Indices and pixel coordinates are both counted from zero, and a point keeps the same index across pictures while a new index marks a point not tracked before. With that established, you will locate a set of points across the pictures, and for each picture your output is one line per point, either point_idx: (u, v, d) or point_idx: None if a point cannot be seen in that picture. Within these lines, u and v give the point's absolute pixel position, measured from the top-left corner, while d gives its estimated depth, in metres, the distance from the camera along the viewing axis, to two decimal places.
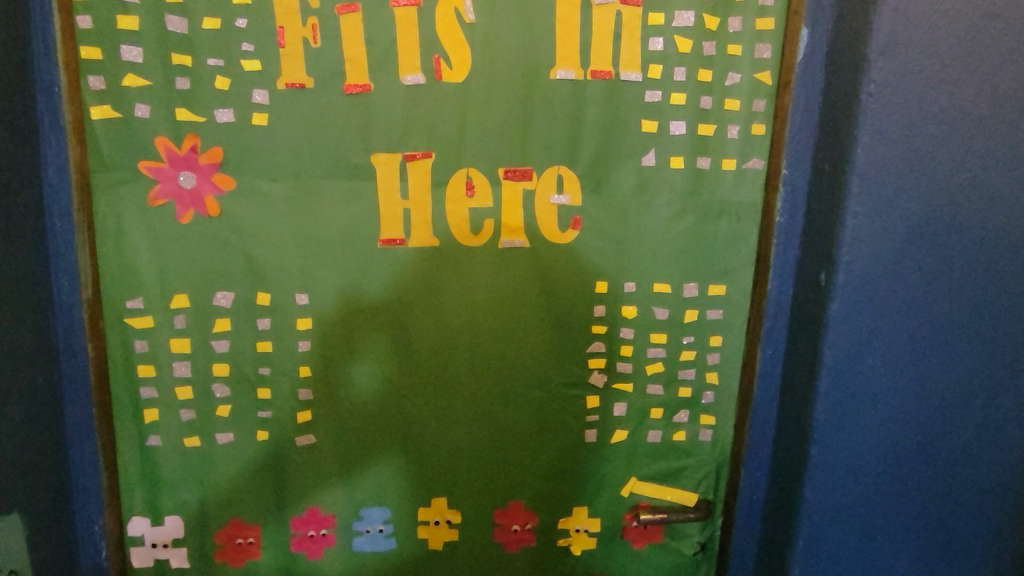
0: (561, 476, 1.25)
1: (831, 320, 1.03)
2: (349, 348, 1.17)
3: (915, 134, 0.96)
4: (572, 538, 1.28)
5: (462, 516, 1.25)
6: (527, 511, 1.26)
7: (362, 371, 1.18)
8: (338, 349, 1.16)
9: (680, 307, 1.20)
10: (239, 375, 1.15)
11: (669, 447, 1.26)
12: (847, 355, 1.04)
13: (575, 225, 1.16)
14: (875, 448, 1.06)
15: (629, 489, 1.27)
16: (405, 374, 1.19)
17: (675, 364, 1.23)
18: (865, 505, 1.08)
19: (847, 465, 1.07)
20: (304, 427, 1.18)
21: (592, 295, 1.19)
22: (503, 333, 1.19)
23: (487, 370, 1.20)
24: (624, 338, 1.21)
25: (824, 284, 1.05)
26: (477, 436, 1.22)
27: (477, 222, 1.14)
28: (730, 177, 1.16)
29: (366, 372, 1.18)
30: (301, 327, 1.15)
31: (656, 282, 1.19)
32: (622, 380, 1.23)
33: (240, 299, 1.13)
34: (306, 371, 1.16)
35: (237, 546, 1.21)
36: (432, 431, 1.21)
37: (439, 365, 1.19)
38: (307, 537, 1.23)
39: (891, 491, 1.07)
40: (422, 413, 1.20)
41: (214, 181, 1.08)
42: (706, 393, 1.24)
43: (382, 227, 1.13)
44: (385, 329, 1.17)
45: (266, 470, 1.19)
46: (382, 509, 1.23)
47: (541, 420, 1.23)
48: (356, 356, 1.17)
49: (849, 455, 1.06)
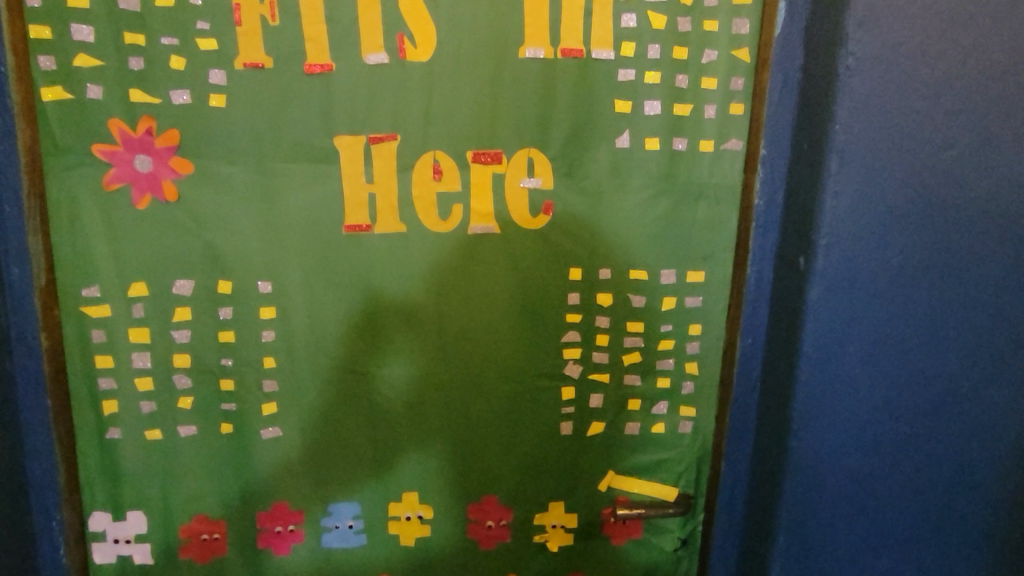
0: (536, 471, 1.22)
1: (811, 305, 1.00)
2: (381, 344, 1.15)
3: (898, 110, 0.92)
4: (549, 534, 1.24)
5: (434, 512, 1.22)
6: (502, 507, 1.23)
7: (390, 372, 1.16)
8: (369, 346, 1.15)
9: (658, 294, 1.16)
10: (201, 365, 1.12)
11: (648, 439, 1.22)
12: (826, 342, 1.00)
13: (547, 210, 1.12)
14: (858, 438, 1.02)
15: (607, 483, 1.23)
16: (424, 373, 1.16)
17: (653, 354, 1.19)
18: (847, 499, 1.04)
19: (828, 458, 1.03)
20: (269, 420, 1.15)
21: (566, 282, 1.15)
22: (480, 323, 1.15)
23: (470, 363, 1.17)
24: (600, 326, 1.17)
25: (803, 269, 1.01)
26: (456, 431, 1.19)
27: (445, 207, 1.11)
28: (708, 159, 1.12)
29: (393, 372, 1.16)
30: (265, 315, 1.12)
31: (633, 269, 1.15)
32: (598, 371, 1.19)
33: (200, 287, 1.09)
34: (271, 362, 1.14)
35: (201, 543, 1.18)
36: (414, 425, 1.18)
37: (451, 365, 1.16)
38: (275, 533, 1.20)
39: (875, 484, 1.03)
40: (402, 406, 1.17)
41: (171, 165, 1.04)
42: (686, 383, 1.20)
43: (347, 212, 1.09)
44: (412, 329, 1.15)
45: (231, 464, 1.16)
46: (352, 504, 1.20)
47: (519, 414, 1.19)
48: (386, 351, 1.15)
49: (830, 446, 1.03)
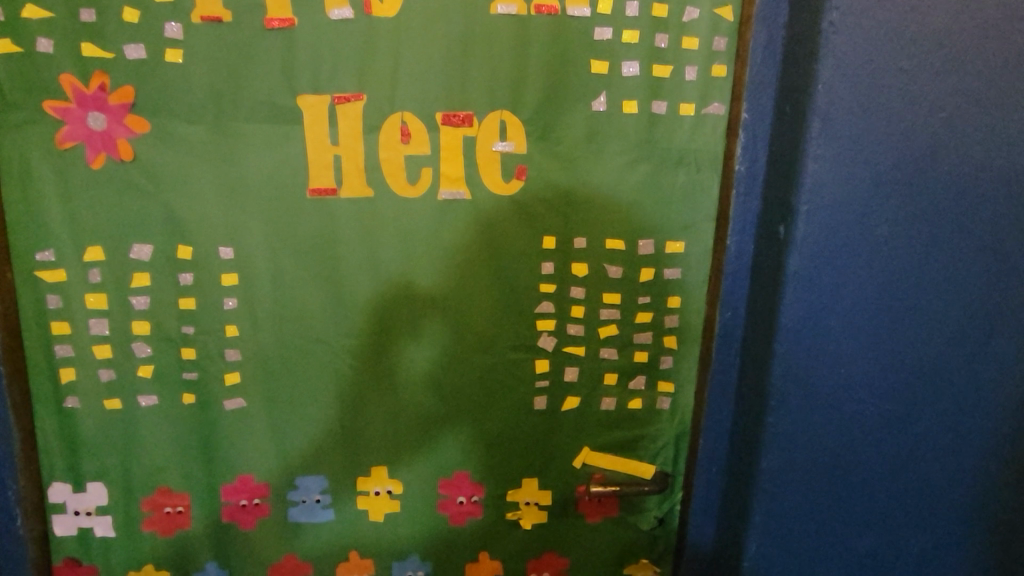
0: (509, 447, 1.18)
1: (790, 275, 0.95)
2: (412, 324, 1.12)
3: (886, 68, 0.87)
4: (522, 511, 1.21)
5: (403, 487, 1.19)
6: (474, 482, 1.19)
7: (412, 355, 1.13)
8: (395, 327, 1.12)
9: (636, 265, 1.12)
10: (161, 333, 1.09)
11: (625, 415, 1.18)
12: (806, 315, 0.96)
13: (520, 175, 1.07)
14: (837, 414, 0.98)
15: (582, 459, 1.20)
16: (440, 357, 1.14)
17: (630, 327, 1.15)
18: (825, 478, 1.00)
19: (806, 435, 0.99)
20: (232, 390, 1.12)
21: (540, 251, 1.11)
22: (457, 294, 1.11)
23: (452, 337, 1.13)
24: (575, 297, 1.13)
25: (783, 237, 0.96)
26: (433, 406, 1.16)
27: (414, 171, 1.06)
28: (689, 123, 1.07)
29: (415, 355, 1.13)
30: (227, 282, 1.08)
31: (609, 238, 1.11)
32: (573, 344, 1.15)
33: (159, 252, 1.05)
34: (234, 331, 1.10)
35: (164, 516, 1.16)
36: (387, 400, 1.15)
37: (457, 347, 1.13)
38: (239, 506, 1.17)
39: (854, 462, 0.99)
40: (374, 380, 1.14)
41: (126, 124, 1.00)
42: (665, 358, 1.16)
43: (311, 175, 1.05)
44: (438, 313, 1.12)
45: (194, 435, 1.13)
46: (319, 478, 1.17)
47: (494, 389, 1.16)
48: (417, 332, 1.12)
49: (809, 423, 0.99)
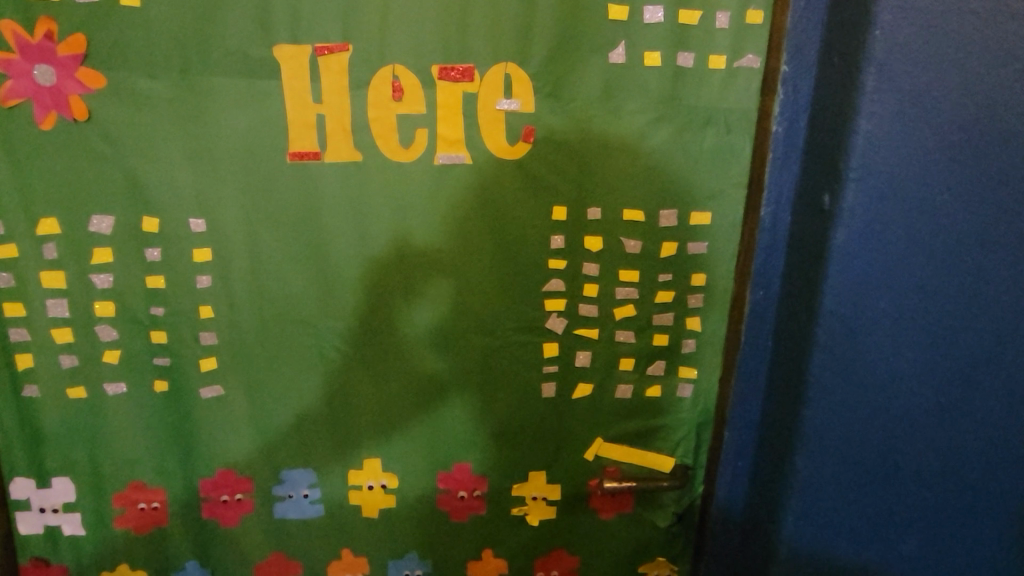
0: (515, 437, 1.08)
1: (835, 251, 0.83)
2: (412, 286, 1.00)
3: (954, 10, 0.74)
4: (529, 507, 1.11)
5: (398, 482, 1.09)
6: (476, 476, 1.09)
7: (413, 320, 1.02)
8: (394, 291, 1.00)
9: (656, 238, 1.00)
10: (127, 315, 0.98)
11: (642, 404, 1.08)
12: (852, 297, 0.84)
13: (527, 136, 0.95)
14: (879, 407, 0.87)
15: (595, 451, 1.09)
16: (441, 324, 1.02)
17: (649, 307, 1.03)
18: (865, 478, 0.89)
19: (843, 429, 0.88)
20: (208, 377, 1.02)
21: (549, 224, 0.99)
22: (456, 263, 1.00)
23: (455, 308, 1.02)
24: (589, 275, 1.02)
25: (828, 209, 0.84)
26: (433, 391, 1.05)
27: (407, 132, 0.94)
28: (718, 78, 0.94)
29: (415, 319, 1.02)
30: (199, 259, 0.97)
31: (627, 209, 0.99)
32: (586, 326, 1.04)
33: (121, 225, 0.94)
34: (208, 312, 0.99)
35: (138, 512, 1.06)
36: (381, 385, 1.04)
37: (460, 313, 1.02)
38: (220, 502, 1.07)
39: (896, 460, 0.88)
40: (366, 363, 1.03)
41: (78, 78, 0.89)
42: (687, 341, 1.05)
43: (291, 137, 0.93)
44: (441, 276, 1.00)
45: (168, 426, 1.03)
46: (307, 472, 1.07)
47: (498, 373, 1.05)
48: (417, 292, 1.00)
49: (847, 416, 0.88)
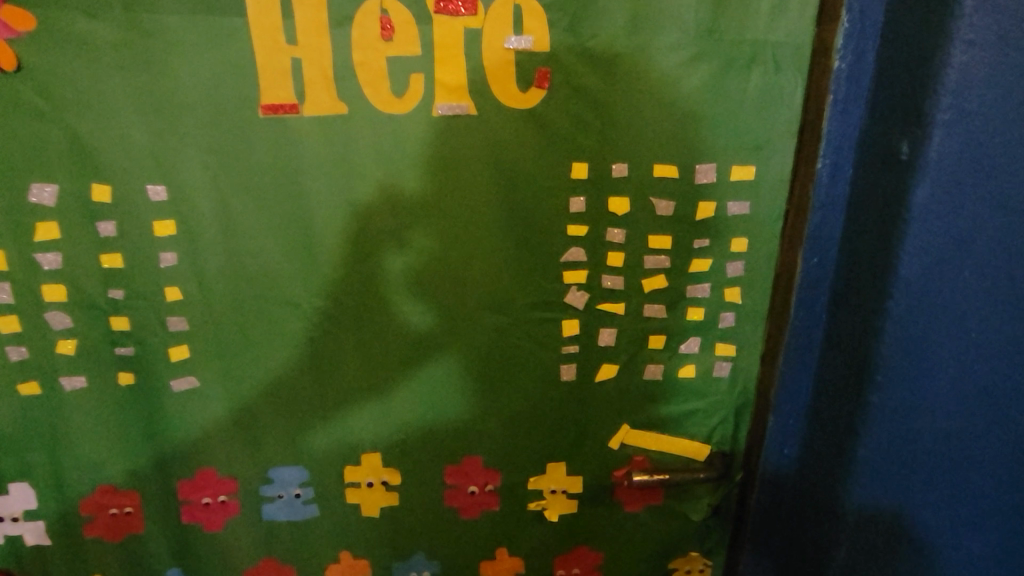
0: (529, 425, 0.96)
1: (915, 208, 0.69)
2: (394, 231, 0.86)
3: None
4: (547, 501, 1.00)
5: (401, 478, 0.97)
6: (488, 469, 0.98)
7: (393, 268, 0.87)
8: (375, 242, 0.86)
9: (691, 199, 0.87)
10: (82, 299, 0.85)
11: (674, 387, 0.95)
12: (931, 269, 0.71)
13: (541, 81, 0.81)
14: (958, 394, 0.73)
15: (621, 439, 0.97)
16: (425, 272, 0.88)
17: (682, 278, 0.90)
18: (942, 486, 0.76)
19: (917, 423, 0.75)
20: (180, 367, 0.89)
21: (568, 184, 0.85)
22: (449, 212, 0.86)
23: (445, 258, 0.87)
24: (613, 243, 0.88)
25: (907, 159, 0.70)
26: (433, 373, 0.93)
27: (401, 78, 0.80)
28: (766, 6, 0.80)
29: (397, 268, 0.87)
30: (161, 233, 0.83)
31: (658, 165, 0.85)
32: (610, 301, 0.91)
33: (67, 195, 0.81)
34: (176, 294, 0.86)
35: (110, 519, 0.95)
36: (375, 366, 0.92)
37: (449, 262, 0.88)
38: (201, 505, 0.95)
39: (976, 452, 0.74)
40: (356, 341, 0.90)
41: (4, 20, 0.74)
42: (725, 315, 0.92)
43: (263, 86, 0.79)
44: (430, 222, 0.86)
45: (136, 423, 0.91)
46: (298, 470, 0.95)
47: (510, 355, 0.92)
48: (399, 237, 0.86)
49: (917, 408, 0.75)
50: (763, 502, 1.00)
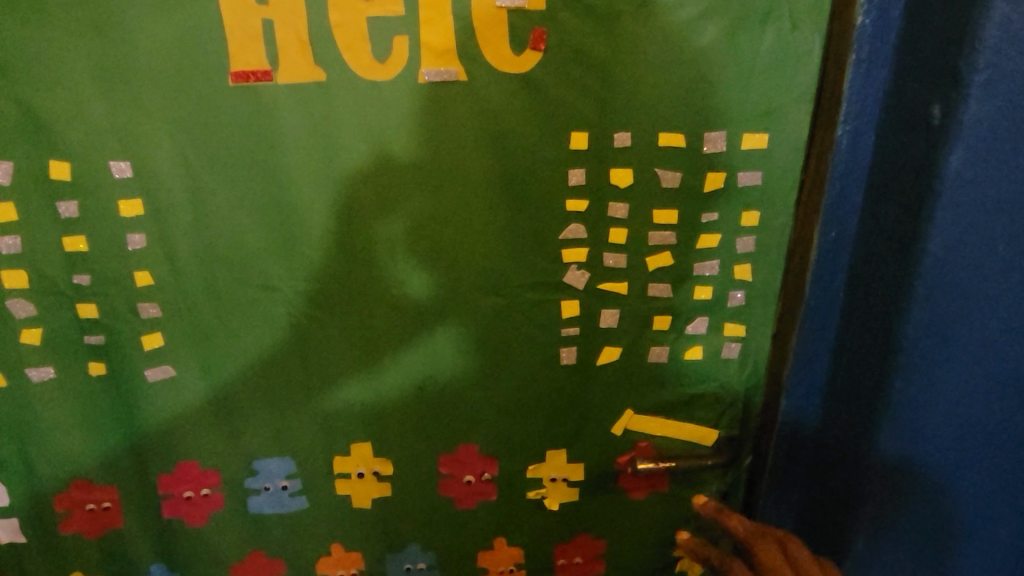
0: (528, 410, 0.91)
1: (949, 178, 0.64)
2: (386, 196, 0.79)
3: None
4: (547, 489, 0.95)
5: (393, 467, 0.92)
6: (485, 458, 0.93)
7: (389, 235, 0.81)
8: (364, 210, 0.80)
9: (699, 170, 0.80)
10: (46, 285, 0.79)
11: (680, 369, 0.90)
12: (963, 245, 0.65)
13: (537, 42, 0.74)
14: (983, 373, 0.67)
15: (624, 425, 0.92)
16: (422, 240, 0.82)
17: (689, 255, 0.84)
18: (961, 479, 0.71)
19: (944, 402, 0.70)
20: (155, 356, 0.84)
21: (567, 156, 0.79)
22: (446, 177, 0.79)
23: (442, 225, 0.81)
24: (616, 218, 0.82)
25: (939, 125, 0.64)
26: (432, 350, 0.87)
27: (382, 42, 0.73)
28: None
29: (393, 235, 0.81)
30: (127, 213, 0.77)
31: (664, 133, 0.79)
32: (612, 280, 0.85)
33: (25, 174, 0.75)
34: (146, 278, 0.80)
35: (87, 514, 0.90)
36: (367, 344, 0.86)
37: (447, 229, 0.81)
38: (183, 500, 0.91)
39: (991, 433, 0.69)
40: (347, 317, 0.85)
41: None
42: (734, 294, 0.87)
43: (232, 52, 0.72)
44: (417, 198, 0.80)
45: (110, 415, 0.86)
46: (284, 461, 0.91)
47: (506, 338, 0.87)
48: (392, 202, 0.80)
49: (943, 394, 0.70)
50: (774, 487, 0.96)
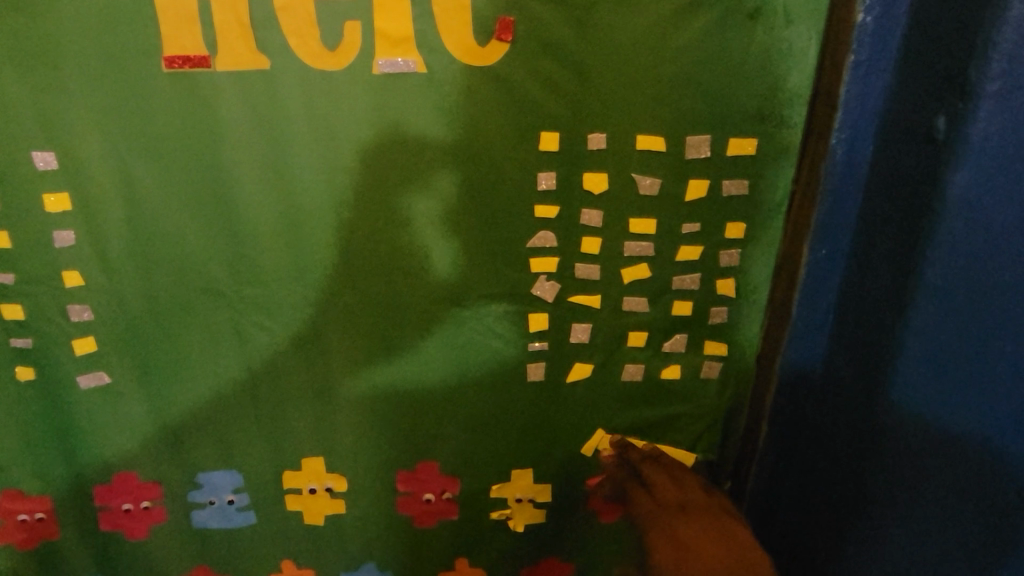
0: (495, 427, 0.85)
1: (951, 199, 0.57)
2: (404, 171, 0.72)
3: None
4: (513, 510, 0.89)
5: (348, 484, 0.86)
6: (446, 476, 0.87)
7: (409, 214, 0.74)
8: (319, 206, 0.73)
9: (680, 176, 0.74)
10: None
11: (657, 389, 0.84)
12: (959, 276, 0.58)
13: (503, 31, 0.67)
14: (972, 414, 0.59)
15: (594, 446, 0.86)
16: (381, 245, 0.75)
17: (669, 268, 0.78)
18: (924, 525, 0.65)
19: (923, 444, 0.64)
20: (88, 362, 0.78)
21: (536, 158, 0.72)
22: (433, 159, 0.72)
23: (471, 206, 0.74)
24: (589, 227, 0.76)
25: (943, 139, 0.58)
26: (432, 343, 0.80)
27: (333, 28, 0.67)
28: None
29: (414, 215, 0.74)
30: (54, 209, 0.71)
31: (642, 136, 0.72)
32: (585, 293, 0.79)
33: None
34: (76, 279, 0.74)
35: (20, 525, 0.85)
36: (326, 348, 0.79)
37: (418, 219, 0.74)
38: (122, 512, 0.85)
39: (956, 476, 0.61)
40: (359, 305, 0.78)
41: None
42: (717, 311, 0.80)
43: (165, 35, 0.66)
44: (374, 198, 0.73)
45: (40, 423, 0.80)
46: (230, 474, 0.85)
47: (470, 351, 0.80)
48: (411, 179, 0.72)
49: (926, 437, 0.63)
50: (752, 517, 0.90)
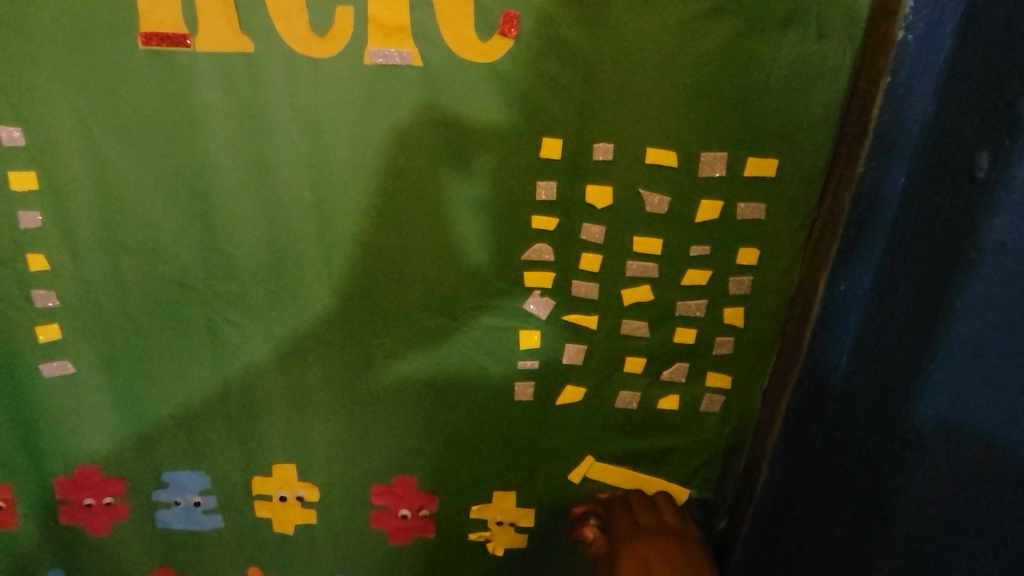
0: (477, 446, 0.80)
1: (988, 247, 0.50)
2: (392, 171, 0.67)
3: None
4: (492, 533, 0.84)
5: (320, 494, 0.82)
6: (424, 493, 0.82)
7: (396, 217, 0.69)
8: (300, 203, 0.68)
9: (691, 196, 0.68)
10: None
11: (652, 418, 0.79)
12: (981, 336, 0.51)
13: (507, 26, 0.62)
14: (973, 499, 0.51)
15: (583, 473, 0.81)
16: (364, 249, 0.70)
17: (673, 292, 0.72)
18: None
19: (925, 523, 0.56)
20: (52, 350, 0.74)
21: (536, 165, 0.67)
22: (424, 162, 0.67)
23: (469, 211, 0.69)
24: (590, 243, 0.70)
25: (984, 178, 0.51)
26: (415, 355, 0.75)
27: (323, 12, 0.62)
28: None
29: (401, 217, 0.69)
30: (20, 187, 0.67)
31: (652, 149, 0.66)
32: (582, 312, 0.73)
33: None
34: (42, 263, 0.70)
35: None
36: (302, 354, 0.75)
37: (406, 224, 0.69)
38: (83, 507, 0.81)
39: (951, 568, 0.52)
40: (349, 308, 0.73)
41: None
42: (722, 341, 0.75)
43: (143, 9, 0.61)
44: (360, 199, 0.68)
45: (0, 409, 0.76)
46: (197, 475, 0.81)
47: (455, 366, 0.76)
48: (399, 180, 0.67)
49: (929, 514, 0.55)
50: (744, 563, 0.83)
